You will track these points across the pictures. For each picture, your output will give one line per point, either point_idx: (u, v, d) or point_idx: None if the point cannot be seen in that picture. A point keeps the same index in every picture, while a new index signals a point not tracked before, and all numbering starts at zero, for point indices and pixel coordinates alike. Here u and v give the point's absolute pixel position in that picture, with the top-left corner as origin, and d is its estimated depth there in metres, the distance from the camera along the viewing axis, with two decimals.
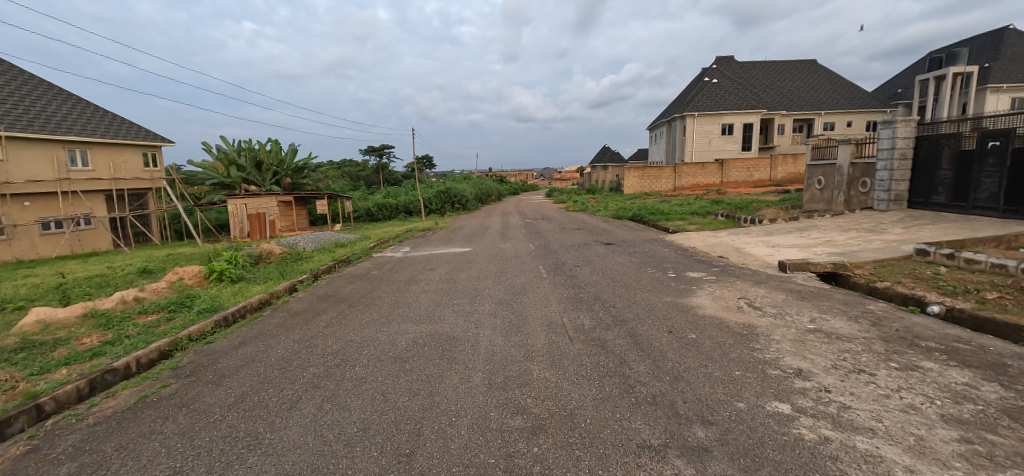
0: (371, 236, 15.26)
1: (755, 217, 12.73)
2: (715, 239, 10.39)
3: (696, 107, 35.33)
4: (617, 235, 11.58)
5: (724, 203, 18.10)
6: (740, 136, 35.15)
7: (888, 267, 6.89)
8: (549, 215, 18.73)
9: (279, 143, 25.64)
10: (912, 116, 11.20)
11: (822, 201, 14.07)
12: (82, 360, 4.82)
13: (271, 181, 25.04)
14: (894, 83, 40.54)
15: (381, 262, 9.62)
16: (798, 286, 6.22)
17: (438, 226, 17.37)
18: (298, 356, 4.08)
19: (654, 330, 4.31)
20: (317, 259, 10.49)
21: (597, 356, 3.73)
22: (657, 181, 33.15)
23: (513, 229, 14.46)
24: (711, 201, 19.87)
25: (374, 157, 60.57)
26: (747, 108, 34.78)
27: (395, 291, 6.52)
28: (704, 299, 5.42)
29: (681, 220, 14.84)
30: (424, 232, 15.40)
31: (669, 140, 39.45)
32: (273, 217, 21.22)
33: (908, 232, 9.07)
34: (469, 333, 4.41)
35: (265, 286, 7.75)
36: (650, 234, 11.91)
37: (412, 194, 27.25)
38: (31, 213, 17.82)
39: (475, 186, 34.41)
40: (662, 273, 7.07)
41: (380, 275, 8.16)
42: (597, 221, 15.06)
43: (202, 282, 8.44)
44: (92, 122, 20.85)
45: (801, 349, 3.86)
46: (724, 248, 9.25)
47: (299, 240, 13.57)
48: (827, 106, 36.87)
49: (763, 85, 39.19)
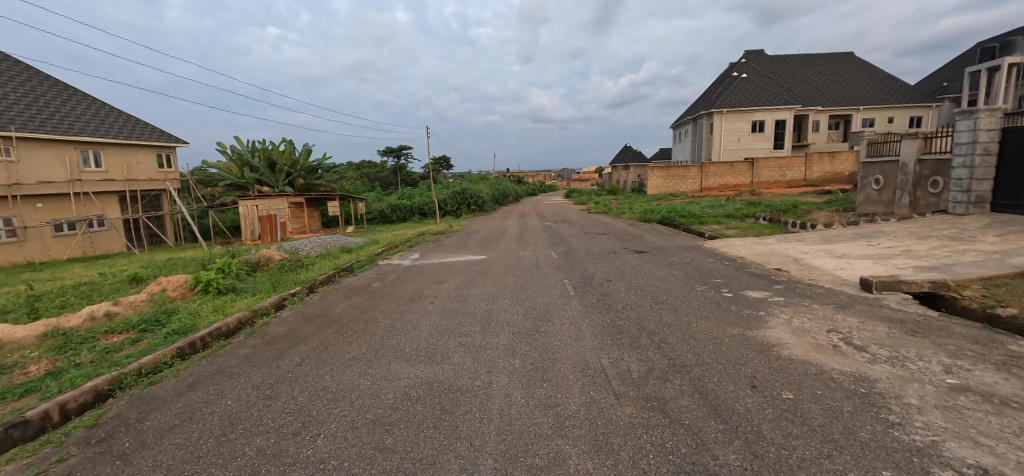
0: (381, 240, 14.37)
1: (805, 220, 11.29)
2: (764, 248, 9.02)
3: (724, 103, 33.46)
4: (647, 242, 10.35)
5: (763, 205, 16.58)
6: (772, 133, 33.14)
7: (1004, 288, 5.43)
8: (571, 218, 17.52)
9: (293, 143, 25.18)
10: (997, 106, 9.60)
11: (880, 203, 12.40)
12: (6, 400, 3.93)
13: (284, 182, 24.56)
14: (939, 76, 37.84)
15: (382, 272, 8.61)
16: (896, 313, 4.86)
17: (451, 230, 16.41)
18: (250, 414, 3.05)
19: (729, 385, 3.13)
20: (316, 267, 9.57)
21: (659, 432, 2.56)
22: (683, 181, 31.57)
23: (532, 233, 13.36)
24: (748, 202, 18.30)
25: (393, 157, 60.70)
26: (779, 104, 32.79)
27: (394, 312, 5.46)
28: (783, 333, 4.15)
29: (717, 224, 13.46)
30: (437, 237, 14.41)
31: (694, 138, 37.63)
32: (283, 218, 20.76)
33: (1005, 242, 7.52)
34: (477, 382, 3.31)
35: (250, 301, 6.84)
36: (686, 240, 10.64)
37: (427, 195, 26.47)
38: (44, 214, 17.82)
39: (492, 185, 33.44)
40: (715, 291, 5.81)
41: (381, 287, 7.14)
42: (623, 225, 13.81)
43: (186, 294, 7.61)
44: (106, 122, 20.78)
45: (963, 426, 2.59)
46: (779, 259, 7.92)
47: (305, 244, 12.75)
48: (866, 102, 34.52)
49: (796, 79, 36.90)
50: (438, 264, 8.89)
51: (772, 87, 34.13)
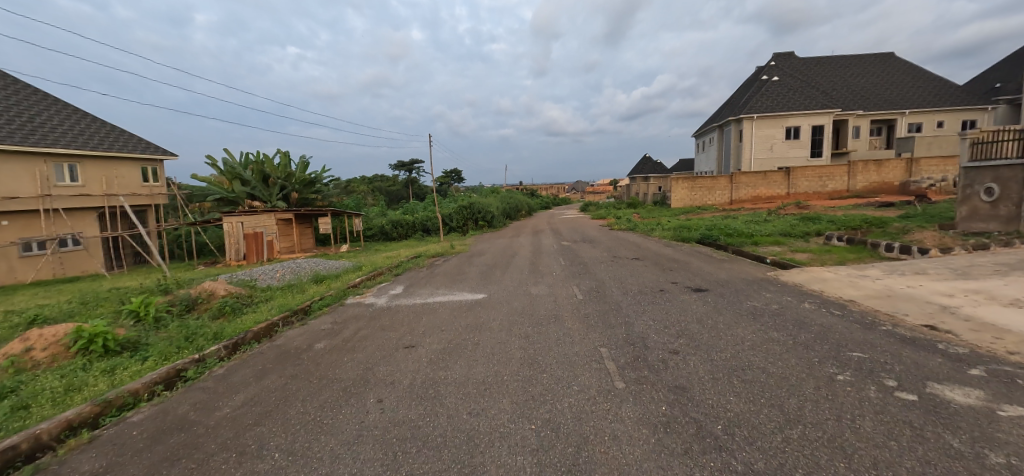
0: (366, 265, 12.16)
1: (904, 242, 8.66)
2: (875, 285, 6.42)
3: (754, 108, 30.73)
4: (700, 273, 7.83)
5: (825, 221, 13.83)
6: (809, 140, 30.23)
7: None
8: (592, 236, 15.12)
9: (289, 155, 23.50)
10: None
11: (994, 219, 9.65)
12: None
13: (278, 196, 22.78)
14: (990, 76, 34.46)
15: (339, 318, 6.26)
16: None
17: (452, 250, 14.20)
18: None
19: None
20: (263, 309, 7.30)
21: None
22: (711, 192, 28.85)
23: (546, 256, 11.02)
24: (802, 217, 15.53)
25: (404, 172, 59.38)
26: (816, 108, 29.92)
27: (306, 426, 3.05)
28: None
29: (776, 245, 10.89)
30: (432, 260, 12.19)
31: (720, 147, 34.92)
32: (270, 236, 18.85)
33: None
34: None
35: (128, 376, 4.57)
36: (748, 270, 8.14)
37: (431, 210, 24.35)
38: (9, 233, 16.33)
39: (502, 198, 31.24)
40: (876, 387, 3.26)
41: (322, 353, 4.78)
42: (656, 247, 11.37)
43: (62, 355, 5.46)
44: (87, 134, 19.49)
45: None
46: (915, 307, 5.32)
47: (271, 272, 10.63)
48: (912, 105, 31.33)
49: (832, 82, 33.84)
50: (417, 307, 6.50)
51: (807, 90, 31.25)
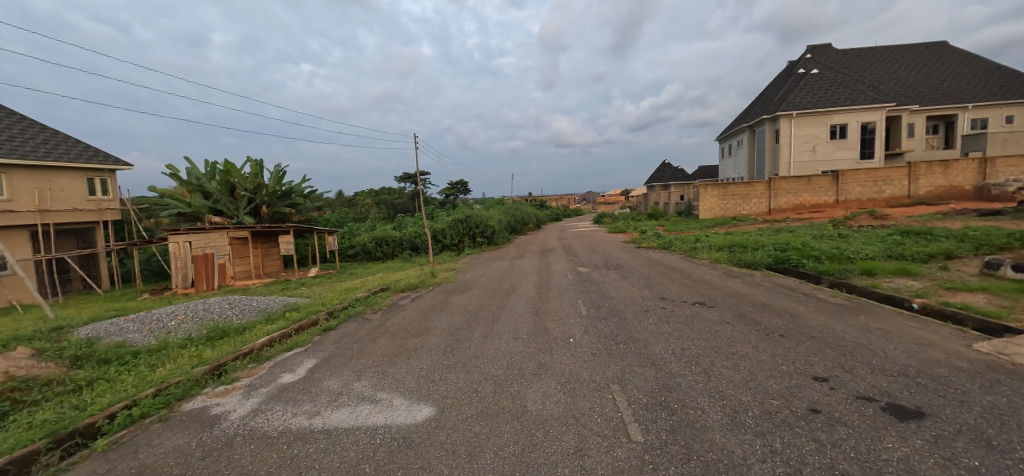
0: (307, 304, 8.74)
1: None
2: None
3: (793, 104, 26.89)
4: (844, 343, 4.25)
5: (939, 237, 10.08)
6: (857, 139, 26.40)
7: None
8: (617, 259, 11.63)
9: (261, 164, 20.52)
10: None
11: None
12: None
13: (246, 210, 19.72)
14: None
15: None
16: None
17: (432, 279, 10.81)
18: None
19: None
20: (15, 431, 3.77)
21: None
22: (745, 201, 25.06)
23: (556, 294, 7.53)
24: (894, 231, 11.80)
25: (410, 183, 56.48)
26: (865, 103, 26.08)
27: None
28: None
29: (904, 278, 7.21)
30: (397, 298, 8.77)
31: (752, 151, 31.12)
32: (222, 258, 15.68)
33: None
34: None
35: None
36: (920, 334, 4.55)
37: (421, 224, 21.07)
38: None
39: (506, 210, 27.78)
40: None
41: None
42: (716, 279, 7.85)
43: None
44: (19, 141, 16.81)
45: None
46: None
47: (156, 327, 7.30)
48: (976, 97, 27.20)
49: (879, 75, 29.90)
50: (269, 452, 2.93)
51: (853, 84, 27.40)
